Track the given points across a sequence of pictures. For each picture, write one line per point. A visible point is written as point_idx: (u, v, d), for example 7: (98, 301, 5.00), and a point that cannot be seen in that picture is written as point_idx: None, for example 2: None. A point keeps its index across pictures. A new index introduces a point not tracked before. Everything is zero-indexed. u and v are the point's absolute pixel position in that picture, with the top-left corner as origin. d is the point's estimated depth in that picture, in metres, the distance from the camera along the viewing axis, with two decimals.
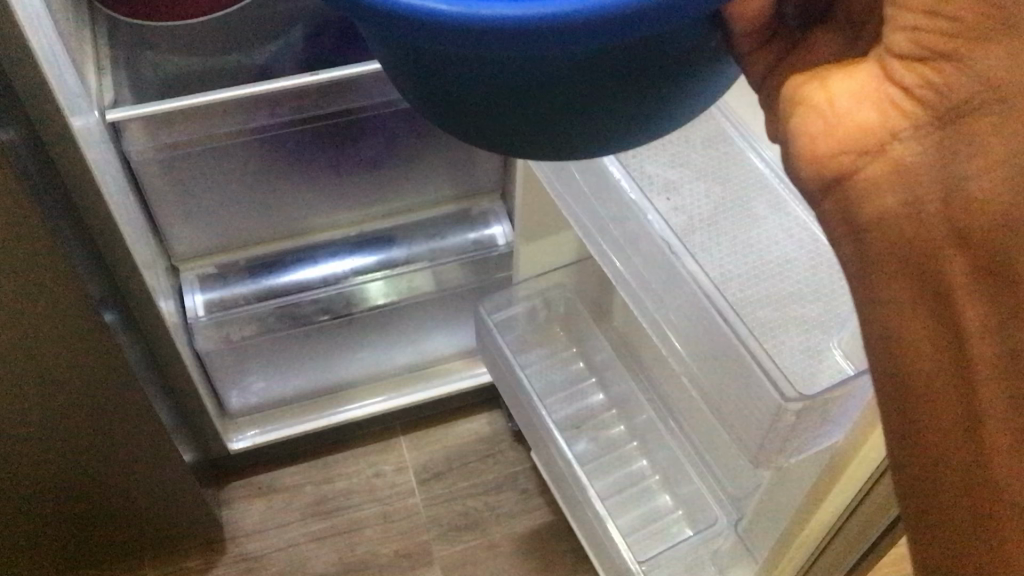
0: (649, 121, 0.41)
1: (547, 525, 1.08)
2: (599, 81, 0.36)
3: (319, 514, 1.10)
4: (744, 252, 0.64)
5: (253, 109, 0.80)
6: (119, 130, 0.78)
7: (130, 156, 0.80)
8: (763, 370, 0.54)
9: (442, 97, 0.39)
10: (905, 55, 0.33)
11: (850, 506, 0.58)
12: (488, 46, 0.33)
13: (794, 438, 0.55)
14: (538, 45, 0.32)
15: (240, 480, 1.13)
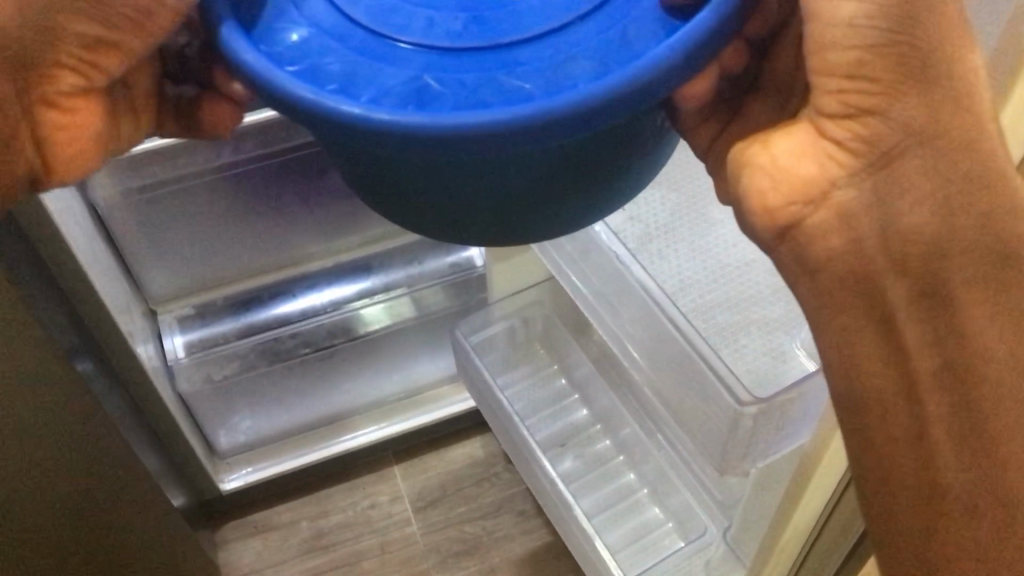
0: (594, 201, 0.44)
1: (544, 546, 1.09)
2: (548, 164, 0.39)
3: (317, 549, 1.10)
4: (701, 256, 0.66)
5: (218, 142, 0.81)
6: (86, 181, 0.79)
7: (99, 205, 0.80)
8: (713, 372, 0.55)
9: (387, 180, 0.41)
10: (833, 114, 0.38)
11: (821, 515, 0.59)
12: (447, 148, 0.35)
13: (756, 441, 0.56)
14: (513, 144, 0.35)
15: (234, 520, 1.13)
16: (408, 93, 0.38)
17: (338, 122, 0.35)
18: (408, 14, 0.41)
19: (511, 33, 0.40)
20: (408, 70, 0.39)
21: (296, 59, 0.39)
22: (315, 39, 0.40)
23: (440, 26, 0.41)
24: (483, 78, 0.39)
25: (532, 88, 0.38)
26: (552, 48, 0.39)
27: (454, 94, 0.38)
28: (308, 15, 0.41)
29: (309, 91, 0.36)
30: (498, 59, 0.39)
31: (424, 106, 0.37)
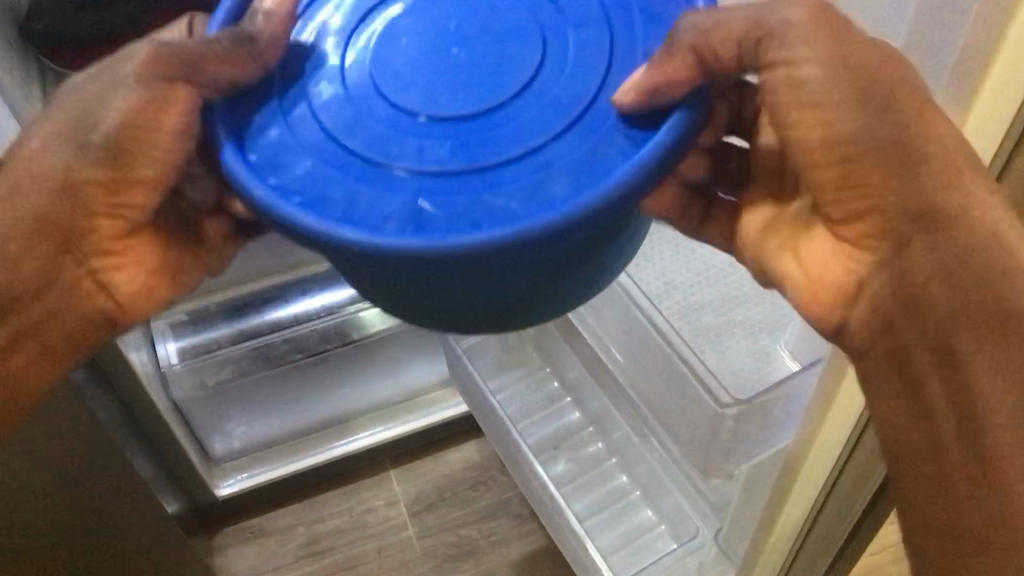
0: (586, 285, 0.43)
1: (539, 550, 1.08)
2: (545, 267, 0.38)
3: (312, 554, 1.10)
4: (685, 261, 0.66)
5: None
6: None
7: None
8: (693, 373, 0.54)
9: (387, 293, 0.41)
10: (839, 218, 0.41)
11: (814, 505, 0.58)
12: (452, 264, 0.35)
13: (738, 442, 0.55)
14: (509, 255, 0.35)
15: (230, 526, 1.13)
16: (403, 219, 0.36)
17: (342, 246, 0.35)
18: (392, 122, 0.38)
19: (498, 148, 0.37)
20: (405, 195, 0.36)
21: (289, 183, 0.37)
22: (304, 164, 0.38)
23: (430, 147, 0.37)
24: (477, 199, 0.36)
25: (520, 205, 0.35)
26: (545, 158, 0.37)
27: (451, 215, 0.36)
28: (295, 136, 0.39)
29: (317, 224, 0.35)
30: (490, 179, 0.36)
31: (422, 231, 0.35)
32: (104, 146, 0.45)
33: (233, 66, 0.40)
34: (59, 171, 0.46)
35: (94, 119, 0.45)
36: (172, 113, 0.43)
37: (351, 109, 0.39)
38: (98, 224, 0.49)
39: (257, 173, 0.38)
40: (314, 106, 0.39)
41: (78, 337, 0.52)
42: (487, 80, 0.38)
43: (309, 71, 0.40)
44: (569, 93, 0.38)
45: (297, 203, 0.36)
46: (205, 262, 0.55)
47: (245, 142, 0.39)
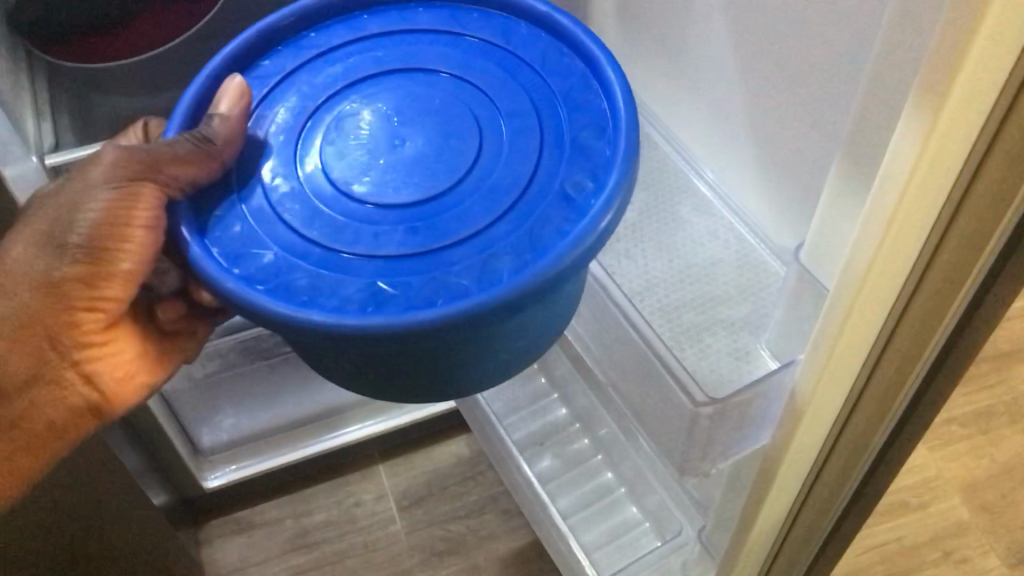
0: (519, 354, 0.51)
1: (528, 545, 1.08)
2: (484, 338, 0.46)
3: (300, 548, 1.09)
4: (668, 256, 0.64)
5: None
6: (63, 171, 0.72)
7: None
8: (668, 370, 0.52)
9: (349, 364, 0.48)
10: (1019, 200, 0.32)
11: (814, 469, 0.57)
12: (406, 340, 0.42)
13: (714, 441, 0.53)
14: (455, 330, 0.42)
15: (218, 519, 1.13)
16: (363, 301, 0.43)
17: (309, 327, 0.42)
18: (345, 211, 0.46)
19: (444, 232, 0.45)
20: (363, 279, 0.44)
21: (264, 269, 0.45)
22: (271, 252, 0.45)
23: (385, 233, 0.45)
24: (425, 281, 0.43)
25: (467, 284, 0.43)
26: (479, 246, 0.44)
27: (404, 295, 0.43)
28: (259, 226, 0.46)
29: (286, 309, 0.42)
30: (435, 263, 0.44)
31: (381, 310, 0.42)
32: (80, 249, 0.50)
33: (193, 168, 0.47)
34: (41, 274, 0.51)
35: (70, 224, 0.50)
36: (141, 208, 0.49)
37: (311, 198, 0.47)
38: (76, 321, 0.53)
39: (232, 262, 0.45)
40: (276, 200, 0.47)
41: (58, 431, 0.57)
42: (429, 175, 0.47)
43: (269, 161, 0.49)
44: (504, 179, 0.46)
45: (267, 292, 0.43)
46: (169, 351, 0.63)
47: (214, 232, 0.47)
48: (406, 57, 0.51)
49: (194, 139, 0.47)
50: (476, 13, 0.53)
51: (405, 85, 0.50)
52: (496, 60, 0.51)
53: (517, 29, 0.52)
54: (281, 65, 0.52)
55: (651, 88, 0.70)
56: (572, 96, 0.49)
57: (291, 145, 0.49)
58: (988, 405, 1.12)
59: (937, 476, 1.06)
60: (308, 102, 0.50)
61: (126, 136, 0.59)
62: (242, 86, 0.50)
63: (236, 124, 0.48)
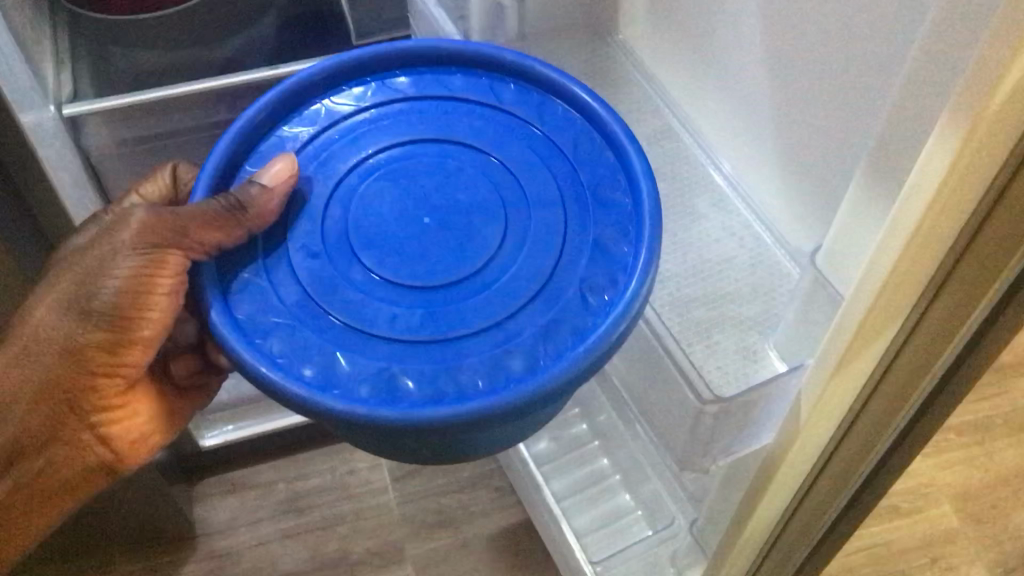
0: (519, 439, 0.53)
1: (517, 524, 1.09)
2: (489, 434, 0.48)
3: (292, 511, 1.10)
4: (679, 250, 0.63)
5: (216, 103, 0.78)
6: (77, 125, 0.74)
7: (91, 152, 0.77)
8: (677, 368, 0.52)
9: (354, 439, 0.50)
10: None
11: (809, 477, 0.57)
12: (411, 431, 0.44)
13: (716, 438, 0.54)
14: (461, 428, 0.44)
15: (211, 477, 1.13)
16: (375, 386, 0.45)
17: (320, 410, 0.44)
18: (368, 290, 0.48)
19: (462, 322, 0.47)
20: (377, 361, 0.46)
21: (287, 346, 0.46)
22: (290, 325, 0.47)
23: (402, 316, 0.47)
24: (436, 372, 0.46)
25: (477, 384, 0.45)
26: (493, 341, 0.46)
27: (413, 386, 0.45)
28: (281, 295, 0.48)
29: (300, 389, 0.44)
30: (449, 354, 0.46)
31: (392, 401, 0.44)
32: (103, 313, 0.54)
33: (222, 233, 0.48)
34: (66, 339, 0.55)
35: (95, 290, 0.54)
36: (164, 276, 0.53)
37: (334, 273, 0.48)
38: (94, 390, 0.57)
39: (252, 330, 0.47)
40: (299, 267, 0.49)
41: (71, 486, 0.61)
42: (452, 260, 0.48)
43: (299, 226, 0.50)
44: (523, 272, 0.48)
45: (284, 369, 0.45)
46: (179, 404, 0.66)
47: (237, 296, 0.49)
48: (439, 128, 0.52)
49: (228, 209, 0.48)
50: (513, 84, 0.54)
51: (436, 159, 0.51)
52: (529, 140, 0.52)
53: (554, 108, 0.53)
54: (316, 117, 0.53)
55: (675, 76, 0.70)
56: (599, 185, 0.50)
57: (320, 211, 0.50)
58: (987, 416, 1.12)
59: (930, 483, 1.07)
60: (338, 164, 0.51)
61: (154, 183, 0.65)
62: (291, 165, 0.50)
63: (275, 200, 0.49)
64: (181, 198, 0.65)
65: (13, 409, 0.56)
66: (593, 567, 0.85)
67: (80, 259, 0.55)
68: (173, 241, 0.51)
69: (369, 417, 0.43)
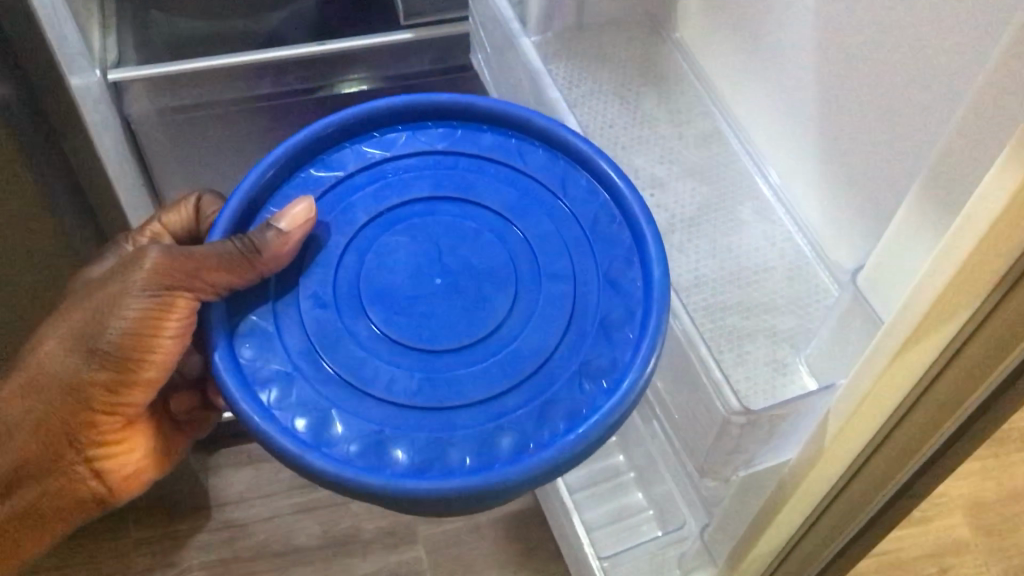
0: None
1: (531, 510, 1.09)
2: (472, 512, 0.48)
3: (308, 486, 1.11)
4: (721, 257, 0.63)
5: (256, 77, 0.81)
6: (121, 92, 0.78)
7: (133, 121, 0.80)
8: (709, 376, 0.53)
9: None
10: None
11: (836, 487, 0.58)
12: (392, 503, 0.44)
13: (741, 451, 0.54)
14: (443, 505, 0.44)
15: (230, 448, 1.14)
16: (365, 450, 0.45)
17: (306, 469, 0.44)
18: (371, 348, 0.48)
19: (460, 392, 0.47)
20: (371, 423, 0.46)
21: (285, 398, 0.47)
22: (289, 376, 0.47)
23: (401, 378, 0.47)
24: (427, 441, 0.46)
25: (466, 460, 0.45)
26: (488, 415, 0.46)
27: (403, 453, 0.45)
28: (286, 342, 0.48)
29: (290, 445, 0.44)
30: (444, 423, 0.46)
31: (379, 468, 0.45)
32: (108, 352, 0.55)
33: (232, 273, 0.49)
34: (71, 374, 0.55)
35: (101, 329, 0.54)
36: (171, 317, 0.54)
37: (340, 325, 0.48)
38: (96, 426, 0.59)
39: (252, 378, 0.47)
40: (305, 313, 0.49)
41: (62, 513, 0.62)
42: (458, 324, 0.48)
43: (312, 272, 0.50)
44: (525, 346, 0.48)
45: (276, 421, 0.45)
46: (174, 434, 0.68)
47: (239, 339, 0.49)
48: (461, 184, 0.52)
49: (245, 253, 0.48)
50: (542, 148, 0.54)
51: (454, 217, 0.51)
52: (549, 211, 0.52)
53: (577, 180, 0.53)
54: (343, 161, 0.53)
55: (729, 80, 0.70)
56: (612, 267, 0.50)
57: (336, 260, 0.50)
58: (1005, 429, 1.12)
59: (943, 492, 1.07)
60: (357, 211, 0.51)
61: (177, 212, 0.67)
62: (309, 209, 0.49)
63: (291, 244, 0.49)
64: (202, 229, 0.67)
65: (14, 439, 0.56)
66: (599, 563, 0.85)
67: (89, 296, 0.55)
68: (184, 284, 0.51)
69: (354, 483, 0.43)
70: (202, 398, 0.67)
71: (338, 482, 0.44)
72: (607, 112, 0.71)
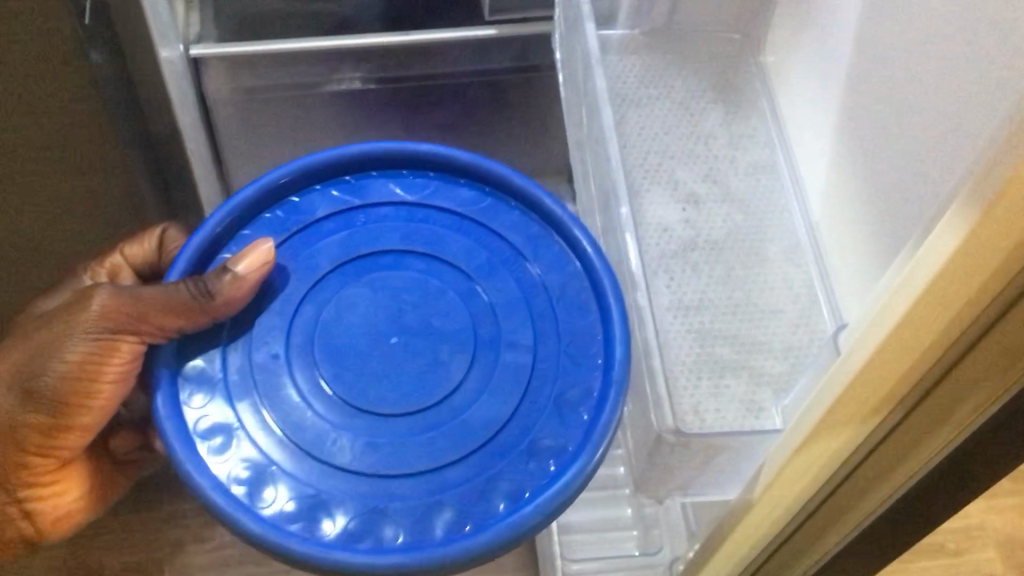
0: None
1: None
2: None
3: None
4: (732, 287, 0.64)
5: (338, 61, 0.83)
6: (201, 68, 0.81)
7: (210, 95, 0.83)
8: (657, 388, 0.57)
9: None
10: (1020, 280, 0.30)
11: (769, 545, 0.58)
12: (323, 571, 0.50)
13: (673, 471, 0.57)
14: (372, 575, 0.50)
15: None
16: (302, 516, 0.51)
17: (243, 531, 0.50)
18: (325, 401, 0.54)
19: (407, 460, 0.53)
20: (316, 487, 0.52)
21: (225, 450, 0.53)
22: (238, 425, 0.53)
23: (349, 438, 0.53)
24: (366, 509, 0.51)
25: (401, 533, 0.51)
26: (425, 486, 0.52)
27: (343, 514, 0.51)
28: (235, 390, 0.54)
29: (226, 504, 0.50)
30: (384, 492, 0.52)
31: (312, 535, 0.50)
32: (49, 391, 0.61)
33: (184, 316, 0.54)
34: (15, 406, 0.62)
35: (45, 368, 0.60)
36: (109, 363, 0.60)
37: (301, 376, 0.54)
38: (31, 460, 0.65)
39: (196, 429, 0.53)
40: (266, 357, 0.55)
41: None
42: (413, 387, 0.54)
43: (268, 314, 0.56)
44: (476, 417, 0.54)
45: (221, 483, 0.51)
46: (109, 474, 0.76)
47: (183, 384, 0.54)
48: (429, 242, 0.59)
49: (200, 296, 0.54)
50: (516, 212, 0.61)
51: (420, 273, 0.58)
52: (516, 275, 0.58)
53: (548, 247, 0.60)
54: (312, 206, 0.60)
55: (790, 111, 0.69)
56: (568, 345, 0.56)
57: (295, 307, 0.56)
58: None
59: (978, 524, 1.05)
60: (320, 261, 0.58)
61: (139, 245, 0.74)
62: (267, 254, 0.55)
63: (246, 284, 0.54)
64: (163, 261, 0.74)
65: None
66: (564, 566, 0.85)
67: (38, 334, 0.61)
68: (129, 328, 0.57)
69: (289, 551, 0.49)
70: (142, 440, 0.76)
71: (269, 546, 0.49)
72: (662, 118, 0.72)
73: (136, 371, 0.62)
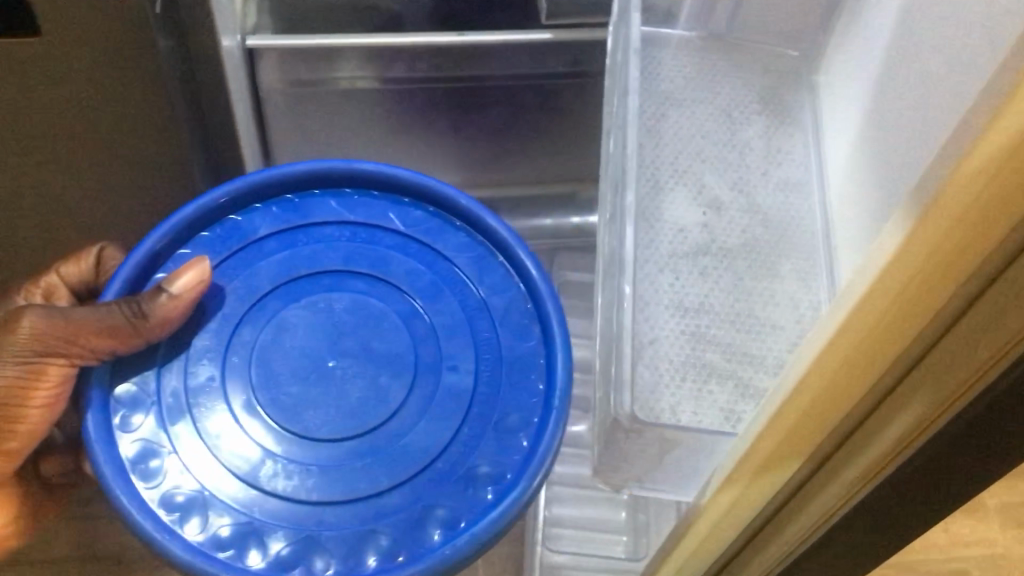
0: None
1: None
2: None
3: None
4: (737, 296, 0.64)
5: (392, 58, 0.83)
6: (256, 57, 0.82)
7: (262, 86, 0.84)
8: (625, 372, 0.59)
9: None
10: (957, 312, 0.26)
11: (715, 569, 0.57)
12: None
13: (631, 457, 0.58)
14: None
15: None
16: (223, 546, 0.55)
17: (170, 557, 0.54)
18: (260, 421, 0.58)
19: (346, 488, 0.56)
20: (244, 514, 0.55)
21: (157, 473, 0.56)
22: (169, 452, 0.57)
23: (282, 468, 0.57)
24: (301, 536, 0.55)
25: (334, 559, 0.55)
26: (359, 514, 0.56)
27: (273, 543, 0.55)
28: (165, 420, 0.57)
29: (151, 530, 0.54)
30: (314, 517, 0.56)
31: (238, 563, 0.54)
32: None
33: (112, 341, 0.57)
34: None
35: None
36: (40, 388, 0.62)
37: (244, 399, 0.58)
38: None
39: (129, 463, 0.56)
40: (203, 381, 0.59)
41: None
42: (351, 416, 0.58)
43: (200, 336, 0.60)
44: (415, 442, 0.58)
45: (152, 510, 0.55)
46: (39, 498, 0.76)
47: (113, 406, 0.58)
48: (374, 262, 0.63)
49: (136, 318, 0.57)
50: (461, 235, 0.65)
51: (361, 292, 0.62)
52: (460, 296, 0.63)
53: (493, 271, 0.64)
54: (253, 224, 0.64)
55: (828, 134, 0.69)
56: (506, 375, 0.60)
57: (234, 328, 0.60)
58: None
59: (1006, 553, 1.03)
60: (262, 281, 0.62)
61: (76, 265, 0.74)
62: (199, 274, 0.58)
63: (179, 306, 0.58)
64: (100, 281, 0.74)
65: None
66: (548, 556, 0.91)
67: None
68: (61, 351, 0.59)
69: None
70: (72, 461, 0.76)
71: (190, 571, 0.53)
72: (704, 123, 0.72)
73: (66, 393, 0.64)
